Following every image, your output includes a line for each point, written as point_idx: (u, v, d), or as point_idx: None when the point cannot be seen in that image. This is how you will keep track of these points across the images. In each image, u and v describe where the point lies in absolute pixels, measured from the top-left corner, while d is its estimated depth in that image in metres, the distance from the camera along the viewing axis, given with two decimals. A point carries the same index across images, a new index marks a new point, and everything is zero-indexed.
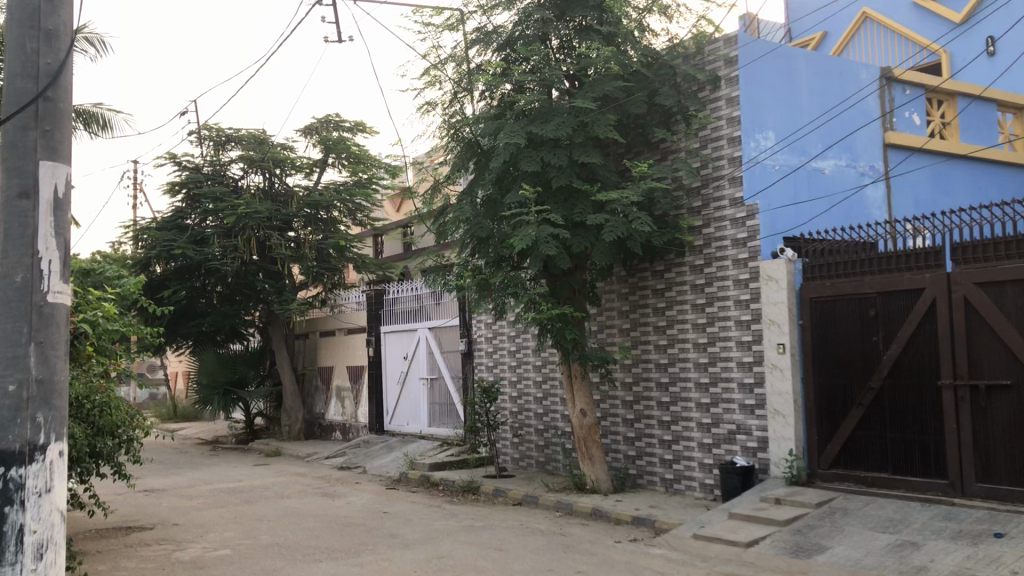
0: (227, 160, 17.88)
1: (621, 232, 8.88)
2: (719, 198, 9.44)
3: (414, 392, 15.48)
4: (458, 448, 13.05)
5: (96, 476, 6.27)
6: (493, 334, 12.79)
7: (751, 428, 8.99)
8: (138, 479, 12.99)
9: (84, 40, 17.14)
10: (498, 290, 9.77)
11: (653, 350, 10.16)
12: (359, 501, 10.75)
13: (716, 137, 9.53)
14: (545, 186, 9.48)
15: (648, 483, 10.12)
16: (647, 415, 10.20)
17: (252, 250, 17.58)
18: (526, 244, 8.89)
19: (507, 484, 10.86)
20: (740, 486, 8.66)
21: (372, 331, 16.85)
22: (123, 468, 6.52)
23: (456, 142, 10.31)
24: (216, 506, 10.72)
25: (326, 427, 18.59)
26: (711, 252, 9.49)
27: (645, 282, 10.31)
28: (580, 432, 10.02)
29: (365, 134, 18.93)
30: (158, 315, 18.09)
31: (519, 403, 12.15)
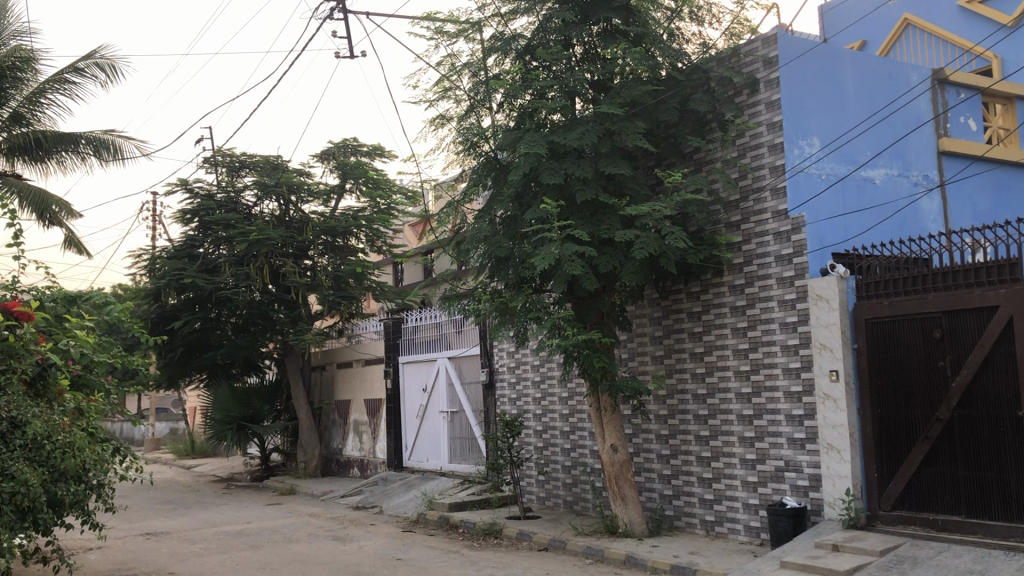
0: (241, 186, 17.34)
1: (652, 248, 8.07)
2: (760, 211, 8.62)
3: (434, 426, 14.69)
4: (480, 487, 12.21)
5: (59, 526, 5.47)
6: (516, 363, 12.01)
7: (802, 465, 8.09)
8: (143, 521, 12.29)
9: (95, 65, 16.70)
10: (519, 314, 8.99)
11: (690, 379, 9.29)
12: (371, 546, 9.94)
13: (756, 145, 8.72)
14: (569, 201, 8.72)
15: (687, 525, 9.21)
16: (684, 450, 9.32)
17: (264, 278, 17.00)
18: (548, 263, 8.12)
19: (532, 526, 10.00)
20: (790, 530, 7.75)
21: (390, 362, 16.11)
22: (93, 518, 5.72)
23: (474, 157, 9.62)
24: (219, 551, 9.96)
25: (343, 463, 17.81)
26: (752, 270, 8.65)
27: (679, 305, 9.48)
28: (611, 470, 9.17)
29: (383, 159, 18.32)
30: (171, 347, 17.51)
31: (544, 438, 11.30)
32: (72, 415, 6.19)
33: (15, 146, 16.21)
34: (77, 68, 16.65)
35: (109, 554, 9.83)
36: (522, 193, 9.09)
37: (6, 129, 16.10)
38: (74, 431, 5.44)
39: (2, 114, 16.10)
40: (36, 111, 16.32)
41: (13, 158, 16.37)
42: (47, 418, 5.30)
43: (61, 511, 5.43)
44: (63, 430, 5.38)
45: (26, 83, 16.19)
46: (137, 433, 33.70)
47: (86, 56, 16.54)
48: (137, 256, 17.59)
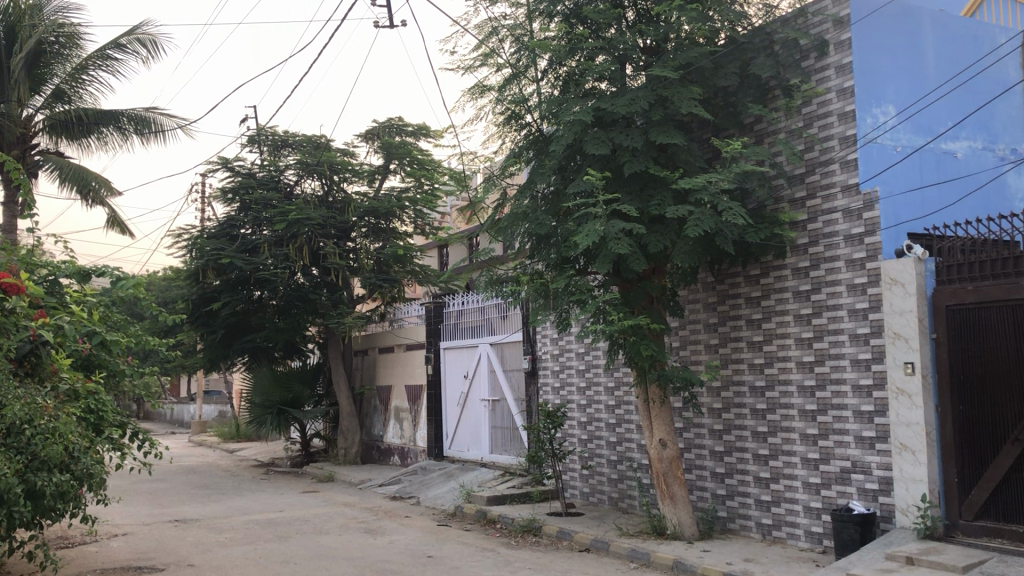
0: (283, 165, 16.90)
1: (708, 226, 7.33)
2: (828, 185, 7.82)
3: (475, 415, 14.11)
4: (521, 480, 11.61)
5: (37, 519, 4.97)
6: (559, 350, 11.36)
7: (871, 466, 7.30)
8: (174, 508, 11.93)
9: (136, 41, 16.38)
10: (561, 297, 8.32)
11: (747, 370, 8.55)
12: (403, 540, 9.42)
13: (825, 113, 7.91)
14: (616, 173, 8.02)
15: (742, 528, 8.48)
16: (740, 447, 8.58)
17: (304, 259, 16.60)
18: (591, 242, 7.44)
19: (573, 524, 9.36)
20: (857, 539, 6.99)
21: (431, 347, 15.59)
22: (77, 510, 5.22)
23: (517, 129, 8.96)
24: (245, 541, 9.52)
25: (385, 451, 17.37)
26: (818, 252, 7.87)
27: (736, 289, 8.73)
28: (659, 467, 8.49)
29: (429, 139, 17.74)
30: (213, 328, 17.22)
31: (588, 430, 10.64)
32: (65, 400, 5.73)
33: (57, 123, 15.99)
34: (119, 44, 16.35)
35: (132, 543, 9.47)
36: (566, 166, 8.41)
37: (47, 106, 15.86)
38: (60, 414, 4.96)
39: (45, 91, 15.89)
40: (77, 87, 16.01)
41: (56, 136, 16.19)
42: (29, 401, 4.82)
43: (42, 503, 4.92)
44: (48, 415, 4.89)
45: (68, 59, 15.92)
46: (188, 414, 34.03)
47: (127, 31, 16.21)
48: (178, 235, 17.31)
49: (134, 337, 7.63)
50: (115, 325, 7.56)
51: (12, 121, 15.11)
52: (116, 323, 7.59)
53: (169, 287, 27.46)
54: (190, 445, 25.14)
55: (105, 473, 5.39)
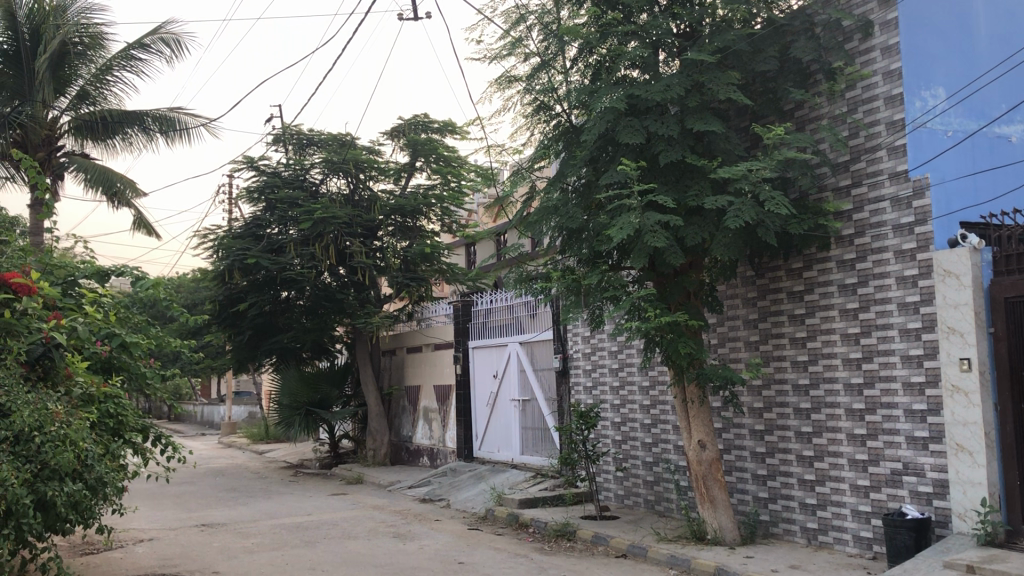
0: (308, 164, 16.71)
1: (749, 216, 6.99)
2: (875, 173, 7.43)
3: (506, 415, 13.82)
4: (553, 482, 11.31)
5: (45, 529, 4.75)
6: (591, 349, 11.05)
7: (924, 468, 6.91)
8: (201, 513, 11.75)
9: (160, 40, 16.26)
10: (594, 293, 8.01)
11: (790, 368, 8.18)
12: (433, 546, 9.15)
13: (870, 97, 7.51)
14: (651, 164, 7.68)
15: (786, 533, 8.12)
16: (783, 448, 8.22)
17: (330, 258, 16.41)
18: (625, 235, 7.11)
19: (608, 528, 9.04)
20: (911, 545, 6.59)
21: (459, 346, 15.34)
22: (87, 520, 5.00)
23: (546, 120, 8.66)
24: (272, 547, 9.30)
25: (414, 452, 17.14)
26: (865, 243, 7.49)
27: (777, 284, 8.36)
28: (698, 469, 8.15)
29: (455, 135, 17.47)
30: (240, 329, 17.07)
31: (622, 430, 10.32)
32: (78, 405, 5.52)
33: (82, 125, 15.93)
34: (143, 44, 16.26)
35: (157, 549, 9.30)
36: (597, 157, 8.08)
37: (73, 108, 15.81)
38: (72, 421, 4.77)
39: (70, 92, 15.84)
40: (102, 88, 15.94)
41: (82, 138, 16.12)
42: (39, 406, 4.64)
43: (51, 513, 4.71)
44: (60, 422, 4.70)
45: (93, 60, 15.85)
46: (218, 415, 34.12)
47: (151, 31, 16.11)
48: (205, 236, 17.19)
49: (153, 339, 7.49)
50: (135, 327, 7.41)
51: (37, 123, 15.06)
52: (136, 325, 7.44)
53: (197, 289, 27.44)
54: (220, 446, 25.10)
55: (119, 483, 5.20)
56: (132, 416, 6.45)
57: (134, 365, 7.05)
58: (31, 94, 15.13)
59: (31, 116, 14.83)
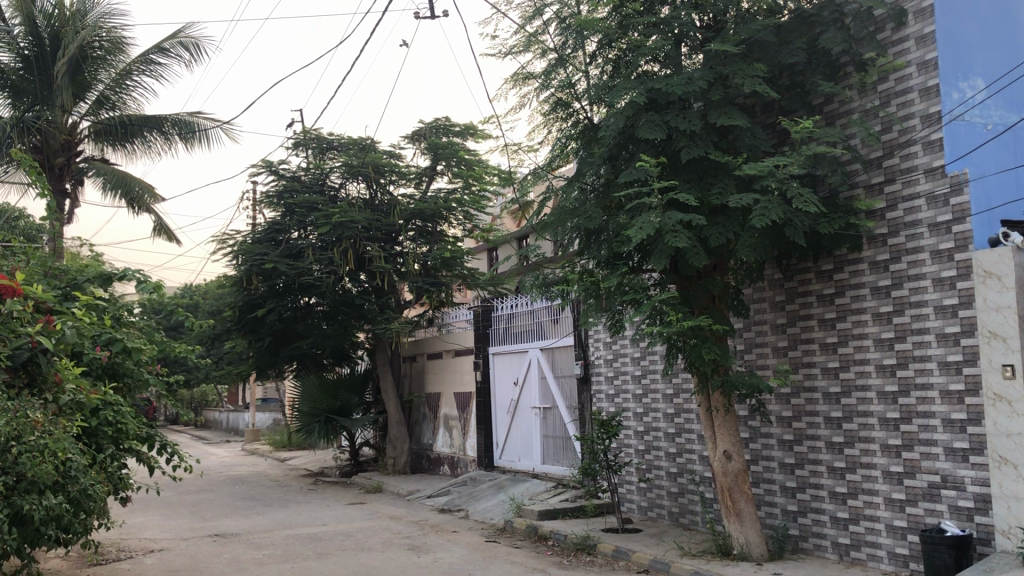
0: (328, 168, 16.53)
1: (776, 215, 6.65)
2: (910, 170, 7.03)
3: (527, 423, 13.50)
4: (575, 493, 10.96)
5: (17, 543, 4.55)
6: (613, 355, 10.70)
7: (964, 481, 6.49)
8: (215, 522, 11.53)
9: (180, 44, 16.16)
10: (614, 296, 7.68)
11: (820, 375, 7.79)
12: (448, 559, 8.84)
13: (904, 90, 7.11)
14: (673, 161, 7.34)
15: (816, 548, 7.72)
16: (813, 459, 7.83)
17: (349, 263, 16.19)
18: (644, 236, 6.78)
19: (630, 542, 8.68)
20: (951, 564, 6.17)
21: (480, 353, 15.05)
22: (65, 532, 4.80)
23: (564, 118, 8.35)
24: (283, 559, 9.05)
25: (434, 460, 16.85)
26: (899, 243, 7.10)
27: (807, 286, 7.97)
28: (724, 481, 7.78)
29: (477, 138, 17.20)
30: (260, 335, 16.91)
31: (645, 440, 9.96)
32: (64, 413, 5.33)
33: (102, 130, 15.85)
34: (162, 48, 16.18)
35: (166, 560, 9.10)
36: (616, 156, 7.75)
37: (92, 113, 15.75)
38: (53, 429, 4.61)
39: (89, 97, 15.77)
40: (122, 93, 15.89)
41: (102, 143, 16.07)
42: (18, 414, 4.45)
43: (24, 526, 4.51)
44: (37, 430, 4.49)
45: (113, 65, 15.77)
46: (242, 423, 34.11)
47: (171, 35, 16.01)
48: (224, 241, 17.06)
49: (156, 344, 7.36)
50: (138, 331, 7.28)
51: (57, 128, 14.99)
52: (138, 329, 7.30)
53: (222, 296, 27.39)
54: (242, 454, 24.98)
55: (104, 496, 5.05)
56: (132, 424, 6.31)
57: (136, 371, 6.92)
58: (51, 99, 15.08)
59: (51, 121, 14.76)
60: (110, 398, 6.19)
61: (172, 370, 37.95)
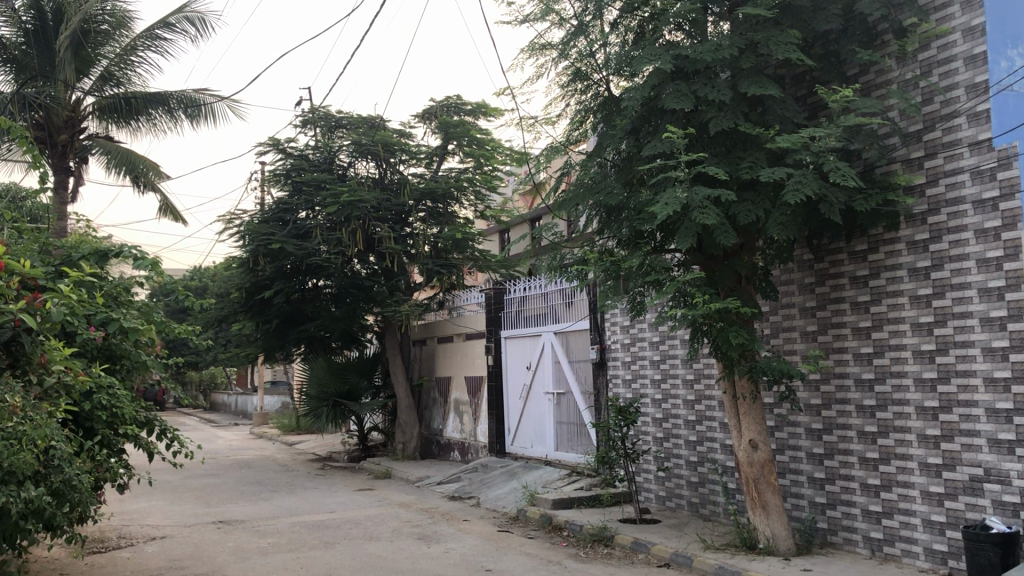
0: (337, 146, 16.15)
1: (810, 190, 6.25)
2: (953, 143, 6.60)
3: (540, 409, 13.15)
4: (590, 481, 10.62)
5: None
6: (631, 340, 10.34)
7: (1010, 475, 6.09)
8: (219, 508, 11.25)
9: (185, 19, 15.75)
10: (635, 277, 7.30)
11: (853, 361, 7.40)
12: (459, 549, 8.51)
13: (947, 58, 6.67)
14: (701, 133, 6.93)
15: (846, 542, 7.35)
16: (844, 449, 7.45)
17: (358, 245, 15.84)
18: (669, 212, 6.40)
19: (648, 533, 8.33)
20: (996, 562, 5.78)
21: (491, 336, 14.69)
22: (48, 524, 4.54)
23: (583, 89, 7.95)
24: (288, 548, 8.73)
25: (444, 446, 16.54)
26: (939, 221, 6.68)
27: (838, 268, 7.56)
28: (749, 471, 7.43)
29: (489, 117, 16.79)
30: (268, 318, 16.60)
31: (664, 427, 9.60)
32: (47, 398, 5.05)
33: (106, 106, 15.52)
34: (168, 23, 15.79)
35: (168, 548, 8.80)
36: (638, 129, 7.34)
37: (96, 89, 15.39)
38: (34, 415, 4.32)
39: (94, 73, 15.47)
40: (127, 69, 15.53)
41: (106, 120, 15.75)
42: None
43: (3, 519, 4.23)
44: (15, 417, 4.19)
45: (118, 39, 15.44)
46: (250, 406, 33.93)
47: (176, 9, 15.60)
48: (230, 221, 16.73)
49: (156, 325, 6.99)
50: (137, 311, 6.95)
51: (60, 104, 14.67)
52: (137, 309, 6.95)
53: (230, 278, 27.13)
54: (250, 437, 24.75)
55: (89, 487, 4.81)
56: (128, 408, 6.19)
57: (134, 353, 6.64)
58: (53, 74, 14.72)
59: (54, 97, 14.44)
60: (97, 381, 5.90)
61: (180, 353, 37.77)
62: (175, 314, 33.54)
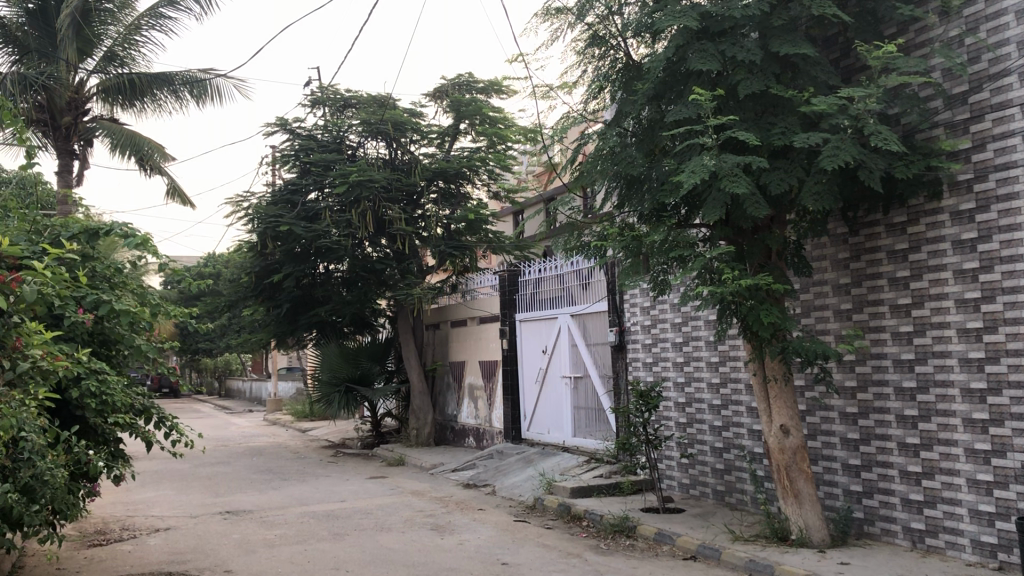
0: (346, 126, 15.74)
1: (849, 155, 5.79)
2: (1002, 104, 6.11)
3: (556, 394, 12.75)
4: (610, 469, 10.21)
5: None
6: (651, 321, 9.91)
7: None
8: (228, 498, 10.90)
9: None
10: (659, 253, 6.85)
11: (891, 341, 6.94)
12: (474, 541, 8.12)
13: (996, 11, 6.17)
14: (729, 97, 6.46)
15: (885, 533, 6.91)
16: (882, 434, 7.01)
17: (368, 227, 15.44)
18: (696, 180, 5.95)
19: (673, 524, 7.91)
20: None
21: (506, 319, 14.28)
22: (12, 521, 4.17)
23: (601, 55, 7.48)
24: (296, 540, 8.36)
25: (459, 432, 16.18)
26: (988, 190, 6.19)
27: (875, 242, 7.09)
28: (780, 459, 6.99)
29: (501, 95, 16.33)
30: (279, 302, 16.26)
31: (687, 412, 9.18)
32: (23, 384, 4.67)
33: (111, 87, 15.14)
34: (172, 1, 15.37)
35: (172, 540, 8.45)
36: (661, 95, 6.88)
37: (100, 69, 15.01)
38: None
39: (97, 53, 15.05)
40: (130, 49, 15.13)
41: (111, 102, 15.35)
42: None
43: None
44: None
45: (120, 19, 15.00)
46: (265, 393, 33.73)
47: None
48: (238, 204, 16.36)
49: (150, 308, 6.62)
50: (130, 293, 6.58)
51: (62, 85, 14.29)
52: (131, 291, 6.58)
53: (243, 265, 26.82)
54: (264, 424, 24.52)
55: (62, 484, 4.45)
56: (119, 397, 5.86)
57: (126, 336, 6.31)
58: (54, 54, 14.32)
59: (56, 77, 14.04)
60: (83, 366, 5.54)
61: (193, 339, 37.61)
62: (186, 301, 33.30)
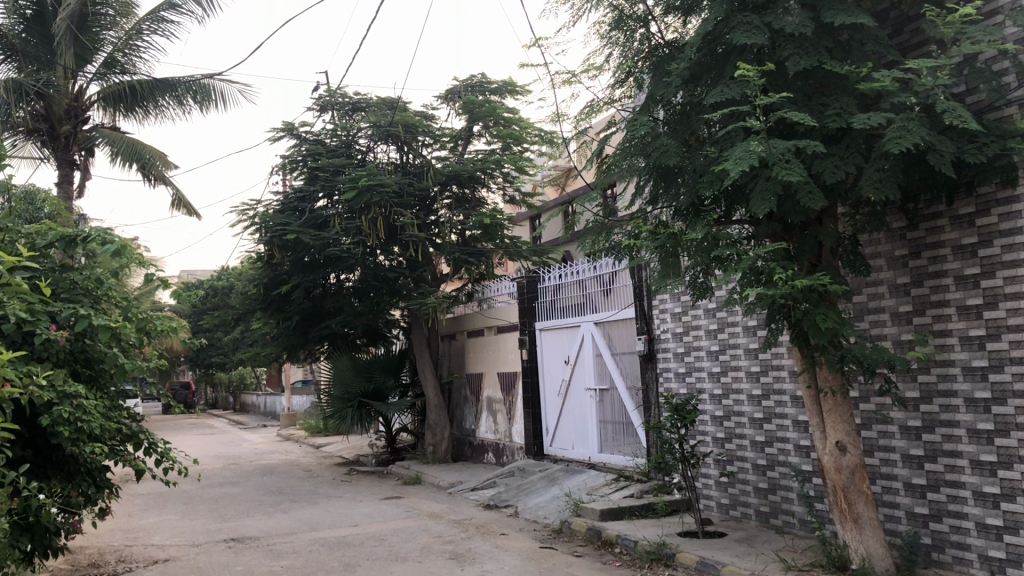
0: (355, 130, 15.15)
1: (918, 137, 5.08)
2: None
3: (580, 407, 12.05)
4: (641, 488, 9.51)
5: None
6: (683, 328, 9.22)
7: None
8: (234, 523, 10.25)
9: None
10: (698, 252, 6.16)
11: (959, 346, 6.21)
12: (497, 571, 7.43)
13: None
14: (777, 75, 5.76)
15: (958, 562, 6.17)
16: (952, 450, 6.27)
17: (379, 234, 14.73)
18: (742, 168, 5.26)
19: (716, 551, 7.19)
20: None
21: (525, 328, 13.61)
22: None
23: (629, 36, 6.80)
24: (302, 572, 7.69)
25: (477, 446, 15.51)
26: None
27: (938, 236, 6.37)
28: (837, 479, 6.26)
29: (515, 95, 15.70)
30: (288, 315, 15.64)
31: (726, 427, 8.47)
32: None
33: (111, 95, 14.60)
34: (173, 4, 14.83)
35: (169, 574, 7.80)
36: (698, 78, 6.22)
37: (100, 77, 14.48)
38: None
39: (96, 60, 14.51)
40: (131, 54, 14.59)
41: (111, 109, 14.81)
42: None
43: None
44: None
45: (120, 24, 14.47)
46: (279, 407, 33.04)
47: None
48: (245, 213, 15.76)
49: (135, 323, 5.92)
50: (114, 308, 5.90)
51: (60, 93, 13.75)
52: (114, 306, 5.92)
53: None
54: (278, 440, 23.86)
55: None
56: (96, 421, 5.20)
57: (109, 354, 5.58)
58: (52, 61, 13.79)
59: (53, 84, 13.50)
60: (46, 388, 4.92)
61: (208, 355, 37.03)
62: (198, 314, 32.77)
